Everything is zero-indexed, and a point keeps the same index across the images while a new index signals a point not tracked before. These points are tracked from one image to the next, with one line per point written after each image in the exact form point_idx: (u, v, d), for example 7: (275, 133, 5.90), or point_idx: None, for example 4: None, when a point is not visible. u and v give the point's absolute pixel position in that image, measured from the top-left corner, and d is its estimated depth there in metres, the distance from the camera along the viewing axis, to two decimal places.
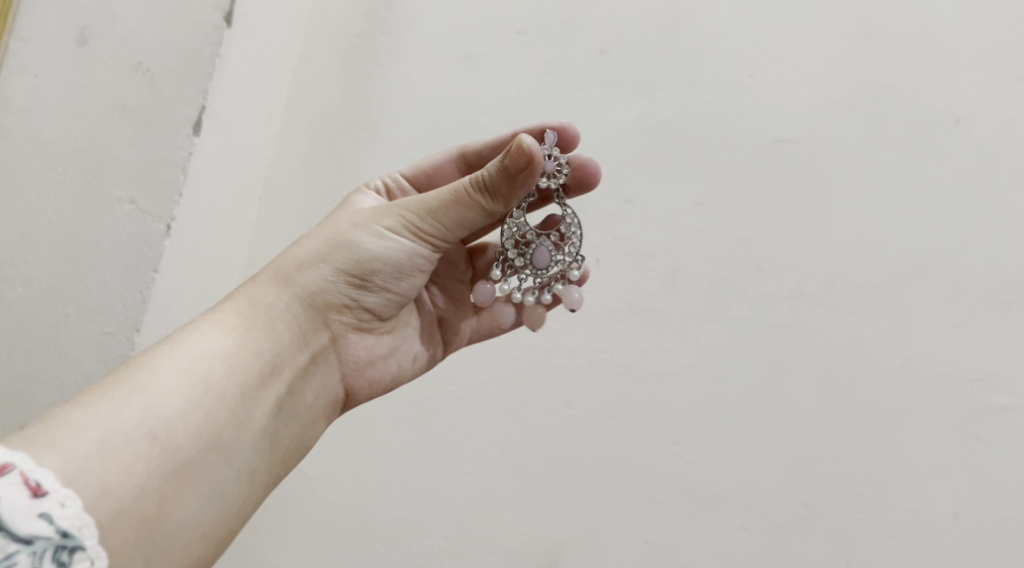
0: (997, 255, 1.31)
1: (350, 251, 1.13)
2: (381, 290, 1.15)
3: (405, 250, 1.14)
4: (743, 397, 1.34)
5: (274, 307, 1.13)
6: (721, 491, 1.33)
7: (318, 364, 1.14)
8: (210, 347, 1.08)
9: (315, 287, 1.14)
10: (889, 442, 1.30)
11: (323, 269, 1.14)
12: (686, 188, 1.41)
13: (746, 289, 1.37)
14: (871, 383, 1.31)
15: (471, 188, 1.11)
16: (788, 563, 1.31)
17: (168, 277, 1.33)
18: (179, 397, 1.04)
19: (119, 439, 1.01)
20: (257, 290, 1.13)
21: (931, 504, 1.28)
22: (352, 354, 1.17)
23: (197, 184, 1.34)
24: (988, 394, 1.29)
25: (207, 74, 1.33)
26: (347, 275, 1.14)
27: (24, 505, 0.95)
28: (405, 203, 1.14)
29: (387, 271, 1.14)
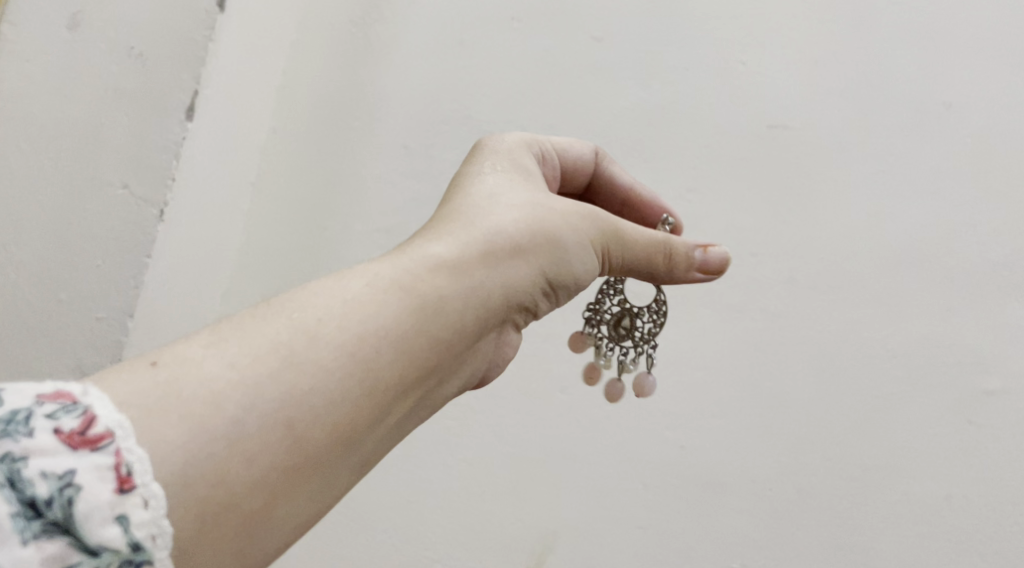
0: (991, 239, 1.31)
1: (549, 259, 1.04)
2: (557, 300, 1.08)
3: (589, 270, 1.07)
4: (736, 382, 1.35)
5: (470, 292, 1.00)
6: (715, 476, 1.33)
7: (475, 365, 1.05)
8: (396, 329, 0.95)
9: (513, 286, 1.02)
10: (883, 427, 1.31)
11: (525, 267, 1.03)
12: (680, 175, 1.41)
13: (739, 275, 1.37)
14: (864, 368, 1.32)
15: (662, 257, 1.09)
16: (783, 549, 1.31)
17: (161, 260, 1.37)
18: (344, 391, 0.92)
19: (260, 418, 0.89)
20: (457, 260, 1.00)
21: (925, 488, 1.29)
22: (503, 353, 1.09)
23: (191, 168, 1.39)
24: (982, 378, 1.29)
25: (204, 61, 1.38)
26: (540, 285, 1.05)
27: (105, 503, 0.82)
28: (606, 220, 1.07)
29: (569, 285, 1.07)
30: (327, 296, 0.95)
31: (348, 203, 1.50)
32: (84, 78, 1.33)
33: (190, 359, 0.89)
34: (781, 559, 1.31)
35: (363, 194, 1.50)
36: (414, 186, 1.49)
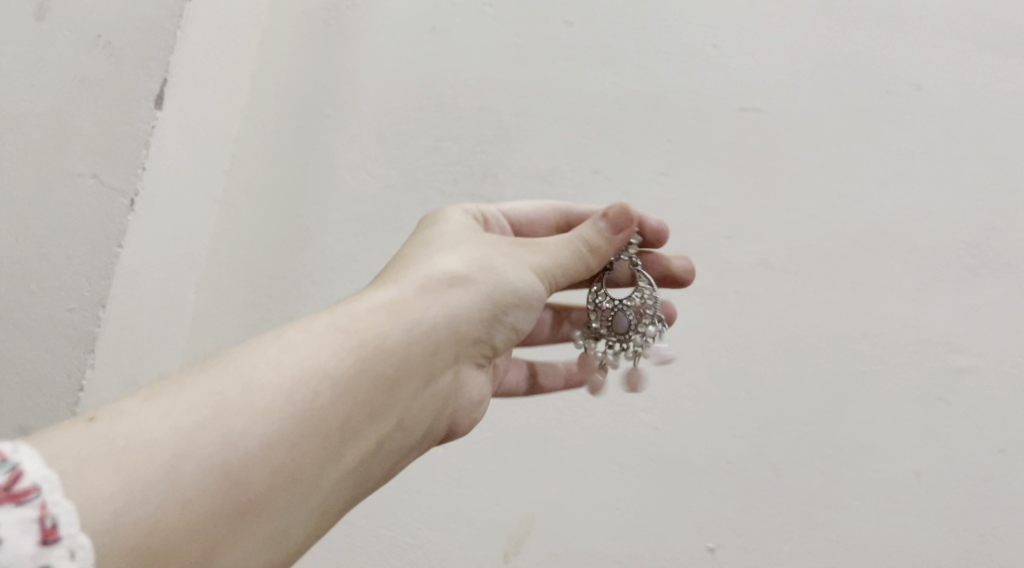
0: (960, 219, 1.36)
1: (487, 291, 1.10)
2: (510, 329, 1.14)
3: (532, 297, 1.13)
4: (713, 364, 1.35)
5: (411, 330, 1.06)
6: (690, 457, 1.34)
7: (437, 406, 1.10)
8: (339, 367, 1.00)
9: (455, 320, 1.09)
10: (856, 406, 1.34)
11: (465, 299, 1.09)
12: (653, 159, 1.41)
13: (713, 257, 1.37)
14: (837, 348, 1.35)
15: (586, 256, 1.14)
16: (758, 527, 1.32)
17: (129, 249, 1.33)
18: (280, 429, 0.97)
19: (196, 463, 0.93)
20: (395, 303, 1.06)
21: (896, 465, 1.33)
22: (466, 394, 1.14)
23: (161, 157, 1.35)
24: (950, 356, 1.34)
25: (170, 47, 1.34)
26: (483, 317, 1.11)
27: (29, 554, 0.85)
28: (528, 244, 1.14)
29: (515, 312, 1.13)
30: (268, 346, 1.00)
31: (321, 191, 1.50)
32: (53, 66, 1.31)
33: (128, 412, 0.94)
34: (757, 537, 1.32)
35: (336, 183, 1.50)
36: (389, 175, 1.49)
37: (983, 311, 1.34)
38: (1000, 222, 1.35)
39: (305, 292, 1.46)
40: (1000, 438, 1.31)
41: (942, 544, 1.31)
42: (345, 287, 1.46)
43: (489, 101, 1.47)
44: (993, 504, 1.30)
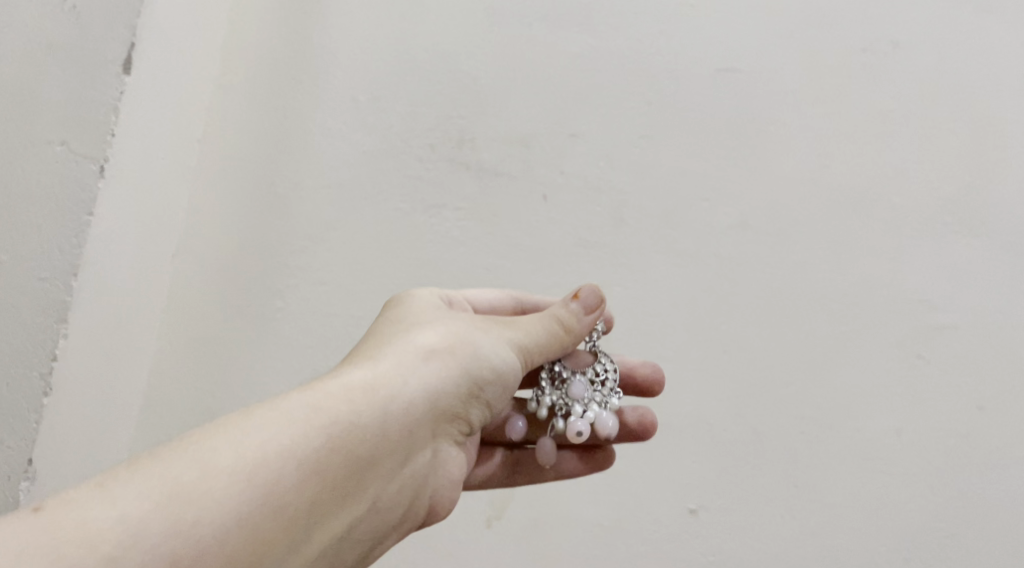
0: (937, 176, 1.36)
1: (467, 367, 1.09)
2: (486, 405, 1.11)
3: (512, 374, 1.11)
4: (693, 328, 1.33)
5: (384, 409, 1.03)
6: (673, 420, 1.32)
7: (414, 489, 1.08)
8: (309, 448, 0.98)
9: (433, 398, 1.07)
10: (834, 367, 1.34)
11: (441, 373, 1.08)
12: (629, 120, 1.38)
13: (694, 220, 1.35)
14: (815, 309, 1.35)
15: (560, 337, 1.14)
16: (739, 489, 1.32)
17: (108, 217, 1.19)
18: (241, 514, 0.94)
19: (150, 551, 0.90)
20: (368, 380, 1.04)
21: (874, 424, 1.33)
22: (447, 473, 1.11)
23: (133, 123, 1.29)
24: (929, 314, 1.34)
25: (136, 10, 1.30)
26: (461, 394, 1.09)
27: None
28: (508, 323, 1.13)
29: (493, 389, 1.11)
30: (231, 425, 0.97)
31: (300, 158, 1.40)
32: (15, 33, 1.24)
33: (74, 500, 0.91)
34: (737, 499, 1.32)
35: (312, 151, 1.41)
36: (364, 141, 1.41)
37: (960, 269, 1.34)
38: (978, 181, 1.35)
39: (284, 262, 1.37)
40: (978, 394, 1.32)
41: (921, 502, 1.32)
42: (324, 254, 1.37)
43: (466, 64, 1.41)
44: (971, 461, 1.31)
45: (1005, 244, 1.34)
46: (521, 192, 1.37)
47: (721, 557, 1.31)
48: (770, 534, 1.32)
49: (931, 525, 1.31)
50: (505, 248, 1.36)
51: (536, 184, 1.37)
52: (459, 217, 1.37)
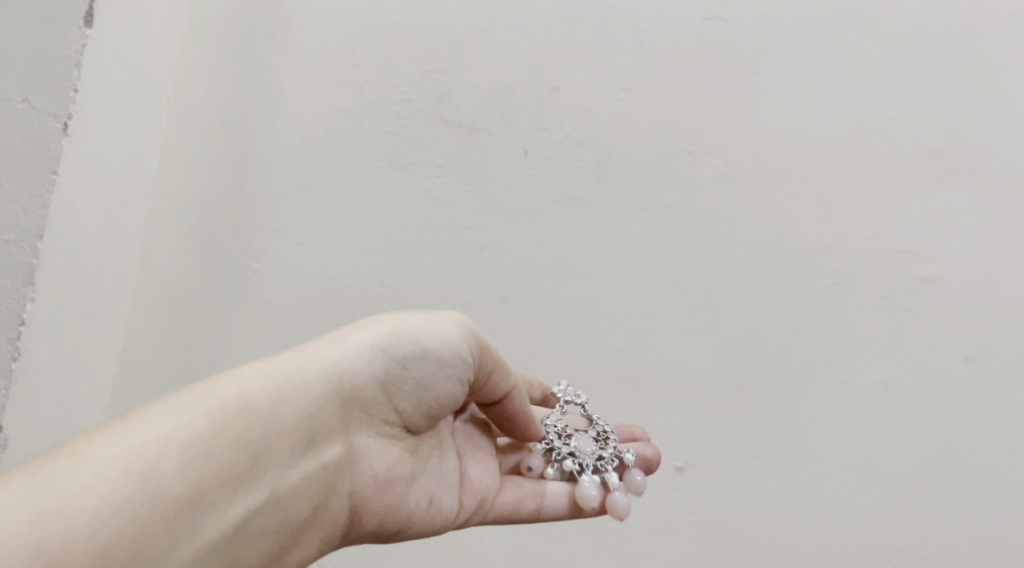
0: (925, 125, 1.34)
1: (381, 343, 1.07)
2: (415, 398, 1.09)
3: (447, 350, 1.08)
4: (677, 282, 1.36)
5: (284, 392, 1.03)
6: (657, 374, 1.35)
7: (321, 480, 1.05)
8: (199, 433, 0.99)
9: (332, 380, 1.05)
10: (821, 319, 1.33)
11: (339, 357, 1.06)
12: (611, 73, 1.40)
13: (676, 173, 1.37)
14: (801, 260, 1.34)
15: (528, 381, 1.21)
16: (722, 444, 1.33)
17: (99, 215, 1.38)
18: None
19: None
20: (276, 364, 1.05)
21: (861, 377, 1.31)
22: (367, 468, 1.08)
23: (161, 156, 1.48)
24: (917, 265, 1.32)
25: (173, 63, 1.48)
26: (368, 376, 1.07)
27: None
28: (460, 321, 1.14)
29: (426, 368, 1.08)
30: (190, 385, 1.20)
31: None
32: None
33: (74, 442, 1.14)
34: (725, 453, 1.33)
35: None
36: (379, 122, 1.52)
37: (949, 220, 1.32)
38: (968, 127, 1.33)
39: None
40: (967, 346, 1.30)
41: (909, 455, 1.30)
42: (301, 216, 1.43)
43: (450, 33, 1.44)
44: (959, 415, 1.29)
45: (995, 190, 1.32)
46: (503, 148, 1.41)
47: (706, 514, 1.33)
48: (754, 489, 1.32)
49: (918, 479, 1.29)
50: (485, 205, 1.40)
51: (516, 140, 1.41)
52: (438, 174, 1.42)
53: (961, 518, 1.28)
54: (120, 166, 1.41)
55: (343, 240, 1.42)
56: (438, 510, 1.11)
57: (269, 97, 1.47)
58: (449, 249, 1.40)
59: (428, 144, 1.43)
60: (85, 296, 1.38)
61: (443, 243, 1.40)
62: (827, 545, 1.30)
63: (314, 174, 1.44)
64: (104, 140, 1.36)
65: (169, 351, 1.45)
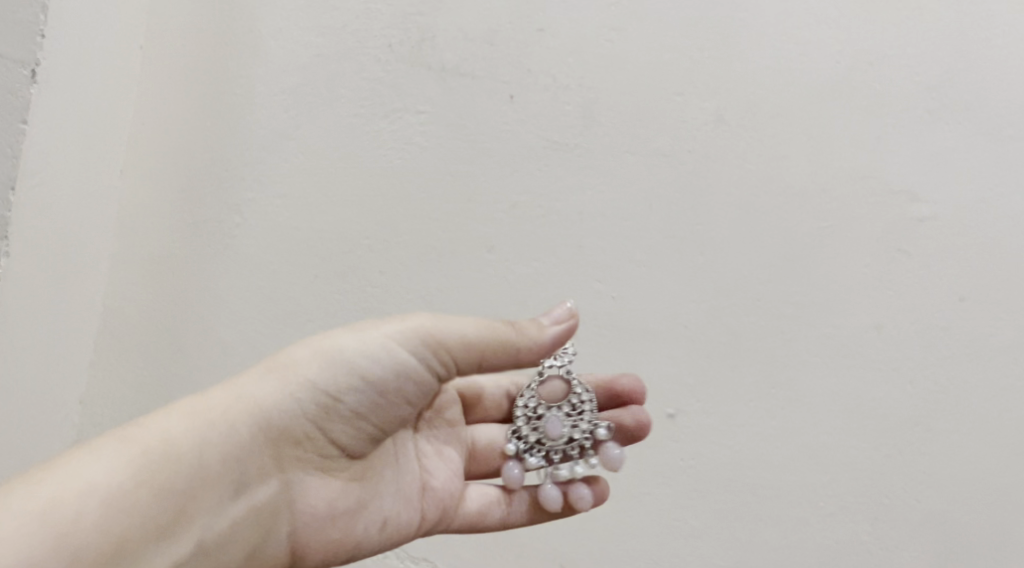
0: (920, 62, 1.30)
1: (312, 374, 1.09)
2: (352, 421, 1.10)
3: (385, 367, 1.09)
4: (667, 227, 1.33)
5: (209, 434, 1.06)
6: (648, 321, 1.33)
7: (255, 524, 1.07)
8: (123, 479, 1.01)
9: (256, 417, 1.08)
10: (813, 262, 1.31)
11: (269, 393, 1.09)
12: (599, 12, 1.36)
13: (666, 116, 1.34)
14: (793, 202, 1.32)
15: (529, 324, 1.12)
16: (715, 389, 1.32)
17: (71, 171, 1.35)
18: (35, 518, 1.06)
19: None
20: (202, 407, 1.07)
21: (854, 320, 1.30)
22: (307, 506, 1.10)
23: (136, 106, 1.44)
24: (911, 207, 1.30)
25: (146, 10, 1.44)
26: (299, 411, 1.09)
27: None
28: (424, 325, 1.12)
29: (361, 394, 1.09)
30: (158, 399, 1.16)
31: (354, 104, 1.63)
32: None
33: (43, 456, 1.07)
34: (717, 399, 1.32)
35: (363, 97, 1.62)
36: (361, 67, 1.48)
37: (943, 159, 1.30)
38: (964, 63, 1.30)
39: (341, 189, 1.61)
40: (960, 286, 1.28)
41: (902, 397, 1.29)
42: (281, 166, 1.40)
43: None
44: (953, 356, 1.28)
45: (990, 128, 1.29)
46: (487, 93, 1.37)
47: (698, 459, 1.32)
48: (746, 433, 1.31)
49: (911, 420, 1.29)
50: (471, 152, 1.37)
51: (500, 84, 1.37)
52: (421, 121, 1.38)
53: (953, 459, 1.28)
54: (92, 118, 1.37)
55: (326, 191, 1.39)
56: (392, 530, 1.13)
57: (242, 41, 1.42)
58: (434, 199, 1.37)
59: (411, 89, 1.38)
60: (60, 253, 1.35)
61: (427, 192, 1.37)
62: (820, 488, 1.30)
63: (293, 123, 1.40)
64: (71, 88, 1.32)
65: (148, 306, 1.43)
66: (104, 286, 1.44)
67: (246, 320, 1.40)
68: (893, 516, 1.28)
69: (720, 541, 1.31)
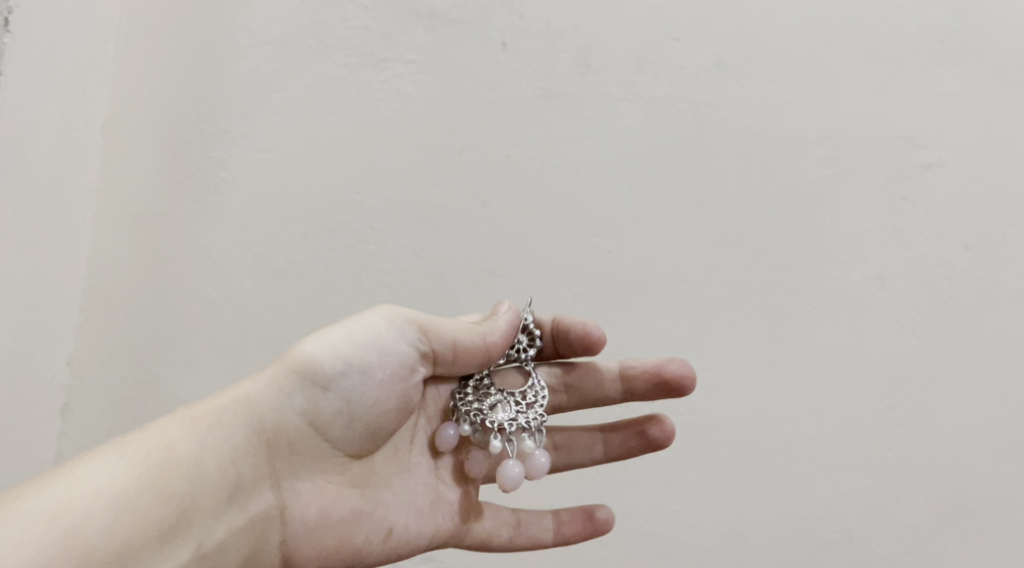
0: (925, 4, 1.27)
1: (301, 373, 1.07)
2: (353, 419, 1.08)
3: (373, 351, 1.08)
4: (666, 178, 1.30)
5: (205, 442, 1.04)
6: (646, 275, 1.30)
7: (250, 530, 1.05)
8: (118, 487, 0.99)
9: (251, 422, 1.06)
10: (816, 211, 1.28)
11: (261, 399, 1.07)
12: None
13: (663, 62, 1.30)
14: (795, 149, 1.28)
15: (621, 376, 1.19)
16: (715, 343, 1.29)
17: (46, 126, 1.31)
18: None
19: None
20: (196, 416, 1.05)
21: (857, 271, 1.27)
22: (310, 513, 1.08)
23: (115, 59, 1.40)
24: (916, 153, 1.26)
25: None
26: (295, 411, 1.07)
27: None
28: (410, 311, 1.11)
29: (352, 380, 1.07)
30: None
31: None
32: None
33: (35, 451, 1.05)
34: (717, 354, 1.29)
35: None
36: None
37: (948, 104, 1.26)
38: (970, 5, 1.26)
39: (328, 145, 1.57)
40: (965, 235, 1.26)
41: (906, 349, 1.26)
42: (267, 119, 1.36)
43: None
44: (958, 305, 1.25)
45: (996, 71, 1.26)
46: (479, 41, 1.33)
47: (700, 414, 1.29)
48: (747, 387, 1.28)
49: (915, 371, 1.26)
50: (463, 103, 1.33)
51: (493, 31, 1.33)
52: (410, 71, 1.34)
53: (958, 409, 1.25)
54: (67, 70, 1.33)
55: (314, 144, 1.35)
56: (397, 541, 1.11)
57: None
58: (426, 152, 1.33)
59: (400, 39, 1.34)
60: (39, 210, 1.31)
61: (418, 144, 1.34)
62: (823, 441, 1.27)
63: (279, 74, 1.36)
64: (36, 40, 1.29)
65: (131, 265, 1.39)
66: (87, 244, 1.40)
67: (235, 277, 1.36)
68: (898, 469, 1.26)
69: (720, 497, 1.29)
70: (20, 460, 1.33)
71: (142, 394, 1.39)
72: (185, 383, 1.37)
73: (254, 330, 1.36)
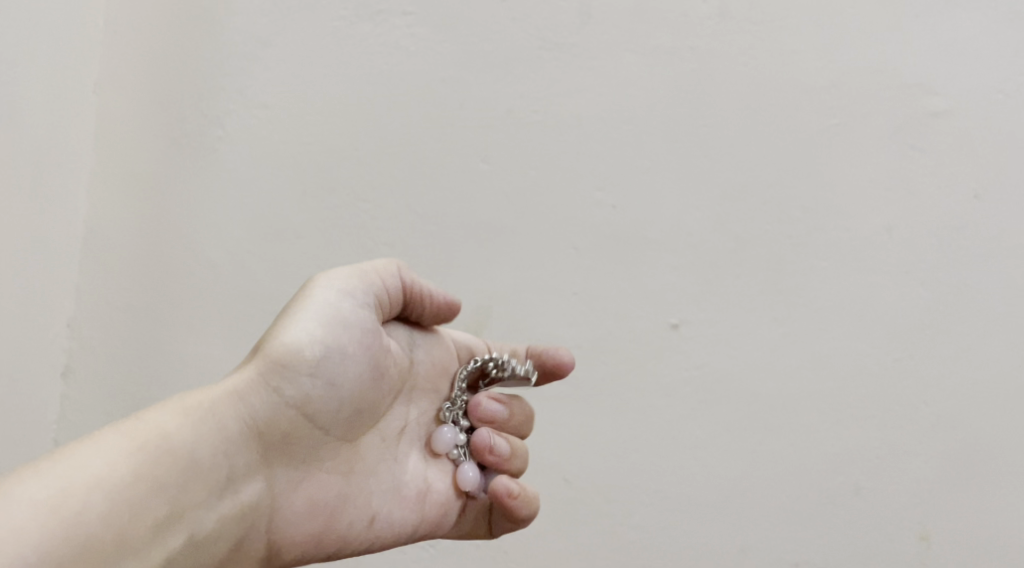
0: None
1: (283, 362, 1.03)
2: (337, 404, 1.05)
3: (344, 329, 1.05)
4: (669, 130, 1.28)
5: (198, 434, 0.99)
6: (649, 229, 1.28)
7: (243, 521, 1.01)
8: (115, 477, 0.94)
9: (241, 414, 1.02)
10: (823, 162, 1.25)
11: (246, 390, 1.03)
12: None
13: (666, 11, 1.27)
14: (801, 98, 1.26)
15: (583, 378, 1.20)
16: (720, 297, 1.27)
17: (39, 80, 1.29)
18: None
19: None
20: (187, 407, 1.01)
21: (865, 222, 1.25)
22: (301, 502, 1.05)
23: (108, 12, 1.37)
24: (925, 100, 1.24)
25: None
26: (281, 402, 1.03)
27: None
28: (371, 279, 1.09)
29: (331, 363, 1.04)
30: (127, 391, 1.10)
31: None
32: None
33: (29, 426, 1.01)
34: (723, 308, 1.27)
35: None
36: None
37: (958, 50, 1.24)
38: None
39: None
40: (974, 184, 1.23)
41: (914, 300, 1.24)
42: (262, 76, 1.34)
43: None
44: (967, 256, 1.24)
45: (1006, 15, 1.23)
46: None
47: (705, 369, 1.28)
48: (753, 341, 1.27)
49: (923, 323, 1.24)
50: (462, 56, 1.31)
51: None
52: (408, 23, 1.31)
53: (966, 361, 1.24)
54: (59, 25, 1.31)
55: (311, 100, 1.33)
56: (381, 528, 1.08)
57: None
58: (425, 106, 1.31)
59: None
60: (34, 166, 1.29)
61: (416, 99, 1.31)
62: (829, 395, 1.26)
63: (273, 28, 1.33)
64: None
65: (128, 224, 1.37)
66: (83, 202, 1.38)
67: (232, 237, 1.34)
68: (905, 421, 1.25)
69: (725, 453, 1.28)
70: (20, 420, 1.32)
71: (141, 354, 1.37)
72: (184, 344, 1.36)
73: (252, 291, 1.34)
